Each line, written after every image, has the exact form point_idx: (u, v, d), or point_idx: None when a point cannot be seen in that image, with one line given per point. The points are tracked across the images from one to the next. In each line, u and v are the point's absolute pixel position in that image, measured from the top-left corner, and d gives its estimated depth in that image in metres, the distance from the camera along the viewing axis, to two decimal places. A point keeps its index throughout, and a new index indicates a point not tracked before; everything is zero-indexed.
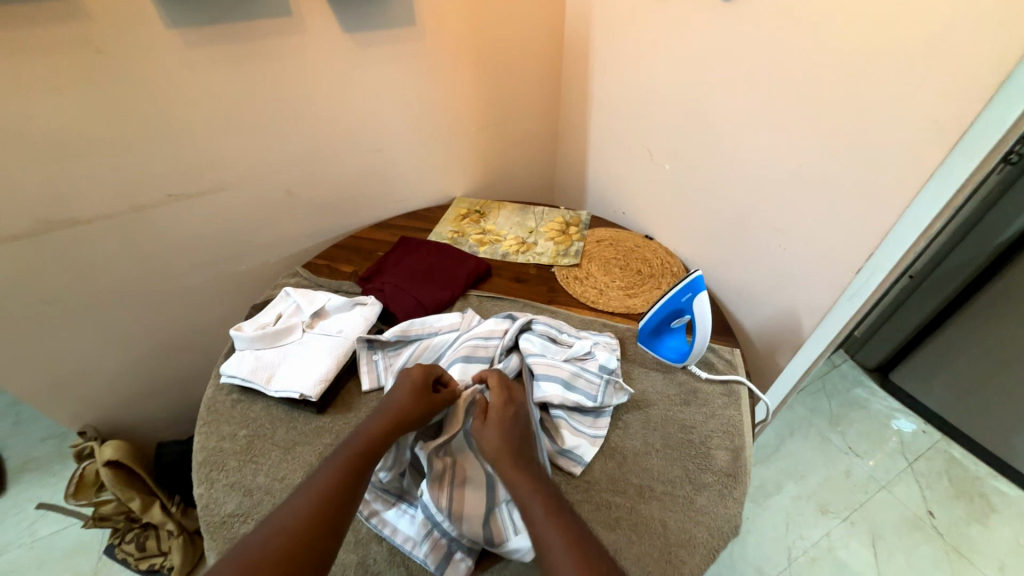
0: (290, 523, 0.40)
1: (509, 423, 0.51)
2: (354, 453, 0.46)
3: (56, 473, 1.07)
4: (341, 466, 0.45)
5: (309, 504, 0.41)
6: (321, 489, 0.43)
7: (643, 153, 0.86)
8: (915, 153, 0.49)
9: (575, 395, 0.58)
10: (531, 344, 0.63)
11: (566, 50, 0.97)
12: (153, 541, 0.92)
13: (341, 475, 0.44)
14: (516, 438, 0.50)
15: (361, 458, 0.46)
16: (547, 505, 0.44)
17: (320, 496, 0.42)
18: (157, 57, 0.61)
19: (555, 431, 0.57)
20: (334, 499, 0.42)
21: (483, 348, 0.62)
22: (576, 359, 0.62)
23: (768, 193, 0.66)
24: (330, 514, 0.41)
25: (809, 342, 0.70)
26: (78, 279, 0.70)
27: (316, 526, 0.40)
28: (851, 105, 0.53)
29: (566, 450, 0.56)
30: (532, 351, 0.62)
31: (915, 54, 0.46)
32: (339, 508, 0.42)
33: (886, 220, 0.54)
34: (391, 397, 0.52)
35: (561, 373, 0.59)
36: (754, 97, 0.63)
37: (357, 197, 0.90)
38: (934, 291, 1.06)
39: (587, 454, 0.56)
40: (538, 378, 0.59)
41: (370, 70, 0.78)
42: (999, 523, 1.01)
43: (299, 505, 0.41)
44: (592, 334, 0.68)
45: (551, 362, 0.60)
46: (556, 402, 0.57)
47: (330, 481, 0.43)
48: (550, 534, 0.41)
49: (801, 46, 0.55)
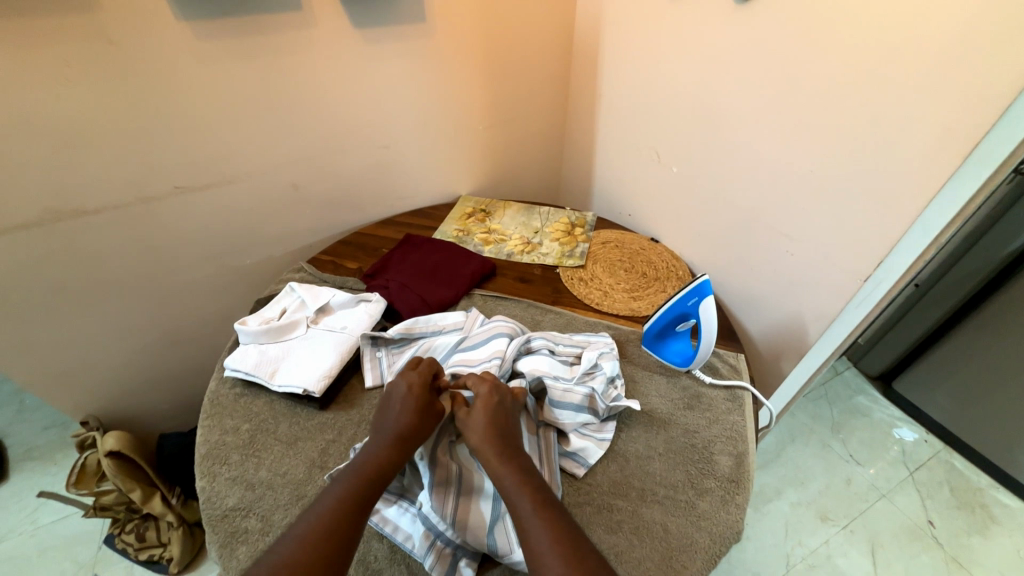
0: (303, 532, 0.41)
1: (499, 415, 0.51)
2: (359, 478, 0.46)
3: (57, 462, 1.08)
4: (345, 496, 0.44)
5: (315, 533, 0.41)
6: (325, 516, 0.42)
7: (651, 155, 0.86)
8: (927, 161, 0.49)
9: (584, 414, 0.57)
10: (537, 362, 0.60)
11: (575, 50, 0.96)
12: (153, 532, 0.93)
13: (346, 502, 0.44)
14: (504, 432, 0.50)
15: (363, 486, 0.45)
16: (536, 499, 0.44)
17: (326, 524, 0.41)
18: (166, 47, 0.61)
19: (562, 433, 0.58)
20: (339, 528, 0.42)
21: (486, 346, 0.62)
22: (585, 376, 0.60)
23: (776, 198, 0.66)
24: (334, 548, 0.40)
25: (814, 349, 0.69)
26: (86, 269, 0.70)
27: (321, 554, 0.40)
28: (862, 112, 0.53)
29: (571, 452, 0.56)
30: (546, 371, 0.59)
31: (929, 61, 0.46)
32: (343, 537, 0.41)
33: (896, 227, 0.53)
34: (390, 417, 0.51)
35: (577, 397, 0.57)
36: (764, 102, 0.63)
37: (363, 193, 0.91)
38: (939, 301, 1.06)
39: (592, 456, 0.56)
40: (553, 403, 0.57)
41: (380, 66, 0.78)
42: (1000, 534, 1.01)
43: (304, 536, 0.41)
44: (590, 340, 0.67)
45: (566, 385, 0.58)
46: (568, 426, 0.57)
47: (329, 511, 0.43)
48: (540, 533, 0.41)
49: (813, 50, 0.55)
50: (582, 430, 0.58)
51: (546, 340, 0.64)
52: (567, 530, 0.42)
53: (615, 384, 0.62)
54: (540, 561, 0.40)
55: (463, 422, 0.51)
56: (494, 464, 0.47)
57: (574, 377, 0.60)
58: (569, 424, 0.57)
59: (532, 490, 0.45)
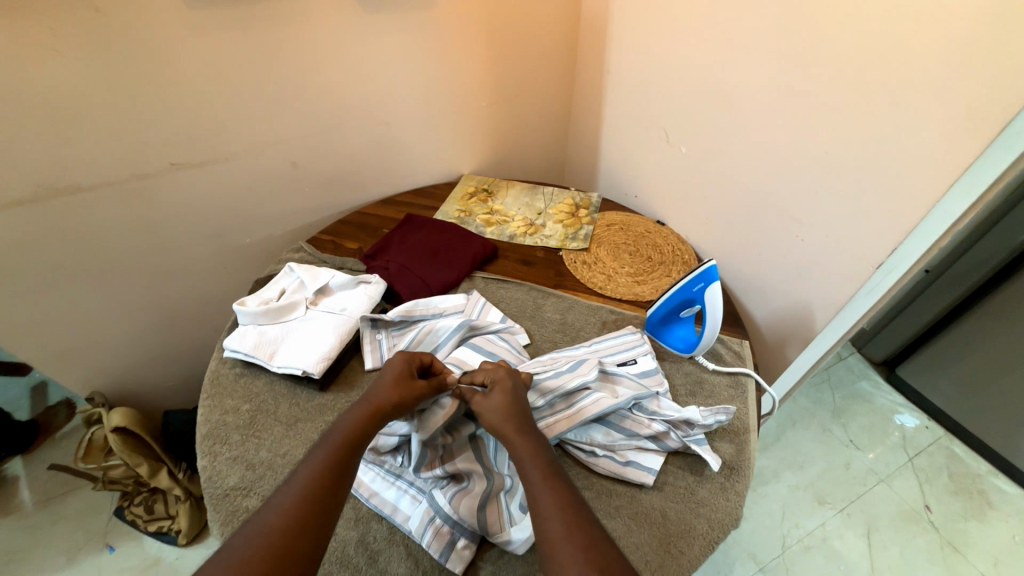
0: (287, 497, 0.40)
1: (514, 398, 0.51)
2: (344, 444, 0.45)
3: (66, 436, 1.09)
4: (324, 464, 0.43)
5: (296, 497, 0.40)
6: (307, 483, 0.42)
7: (659, 135, 0.83)
8: (950, 146, 0.46)
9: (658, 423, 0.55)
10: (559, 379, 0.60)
11: (583, 21, 0.92)
12: (161, 505, 0.95)
13: (329, 468, 0.43)
14: (522, 411, 0.50)
15: (346, 455, 0.45)
16: (545, 469, 0.45)
17: (309, 485, 0.41)
18: (152, 15, 0.58)
19: (621, 450, 0.55)
20: (321, 491, 0.41)
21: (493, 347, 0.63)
22: (572, 395, 0.56)
23: (790, 182, 0.63)
24: (317, 512, 0.40)
25: (820, 336, 0.68)
26: (83, 247, 0.69)
27: (302, 522, 0.39)
28: (885, 93, 0.50)
29: (632, 462, 0.54)
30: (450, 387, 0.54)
31: (961, 35, 0.43)
32: (324, 499, 0.41)
33: (913, 214, 0.51)
34: (375, 389, 0.51)
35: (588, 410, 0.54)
36: (781, 79, 0.59)
37: (363, 172, 0.88)
38: (951, 287, 1.03)
39: (655, 462, 0.54)
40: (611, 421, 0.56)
41: (378, 37, 0.75)
42: (996, 519, 1.01)
43: (287, 501, 0.40)
44: (610, 338, 0.65)
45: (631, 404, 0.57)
46: (640, 438, 0.55)
47: (320, 476, 0.42)
48: (552, 525, 0.40)
49: (834, 27, 0.52)
50: (606, 454, 0.54)
51: (526, 341, 0.67)
52: (573, 501, 0.42)
53: (627, 364, 0.62)
54: (544, 525, 0.41)
55: (479, 406, 0.50)
56: (514, 439, 0.48)
57: (560, 407, 0.56)
58: (589, 443, 0.55)
59: (543, 463, 0.45)
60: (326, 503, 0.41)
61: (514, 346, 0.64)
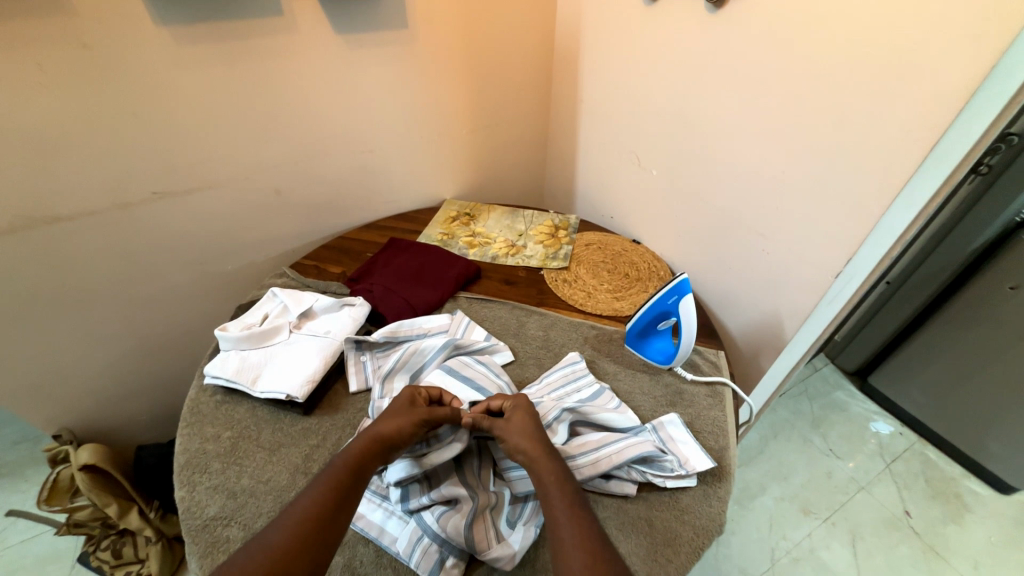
0: (288, 524, 0.41)
1: (534, 425, 0.52)
2: (342, 472, 0.46)
3: (28, 479, 1.03)
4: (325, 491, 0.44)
5: (295, 523, 0.42)
6: (305, 509, 0.43)
7: (631, 159, 0.88)
8: (889, 165, 0.51)
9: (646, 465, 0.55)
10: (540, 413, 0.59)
11: (556, 57, 0.98)
12: (130, 549, 0.90)
13: (328, 496, 0.44)
14: (547, 439, 0.51)
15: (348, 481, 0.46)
16: (569, 498, 0.46)
17: (306, 515, 0.42)
18: (142, 51, 0.60)
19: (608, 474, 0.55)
20: (317, 519, 0.42)
21: (468, 368, 0.63)
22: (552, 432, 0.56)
23: (754, 200, 0.68)
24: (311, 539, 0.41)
25: (791, 344, 0.71)
26: (61, 277, 0.68)
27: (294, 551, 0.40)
28: (830, 118, 0.55)
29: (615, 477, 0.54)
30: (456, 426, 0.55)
31: (889, 68, 0.48)
32: (320, 527, 0.42)
33: (863, 226, 0.56)
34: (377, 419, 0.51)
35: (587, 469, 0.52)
36: (739, 106, 0.65)
37: (347, 198, 0.90)
38: (910, 297, 1.10)
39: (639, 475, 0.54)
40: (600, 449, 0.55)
41: (362, 71, 0.78)
42: (973, 522, 1.04)
43: (288, 524, 0.42)
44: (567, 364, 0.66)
45: (630, 440, 0.55)
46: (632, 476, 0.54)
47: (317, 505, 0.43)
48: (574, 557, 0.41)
49: (784, 61, 0.57)
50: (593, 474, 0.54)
51: (510, 358, 0.68)
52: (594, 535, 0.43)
53: (582, 388, 0.63)
54: (567, 558, 0.41)
55: (501, 431, 0.52)
56: (541, 463, 0.48)
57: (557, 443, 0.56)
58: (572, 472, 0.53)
59: (568, 489, 0.46)
60: (326, 533, 0.42)
61: (491, 367, 0.64)
